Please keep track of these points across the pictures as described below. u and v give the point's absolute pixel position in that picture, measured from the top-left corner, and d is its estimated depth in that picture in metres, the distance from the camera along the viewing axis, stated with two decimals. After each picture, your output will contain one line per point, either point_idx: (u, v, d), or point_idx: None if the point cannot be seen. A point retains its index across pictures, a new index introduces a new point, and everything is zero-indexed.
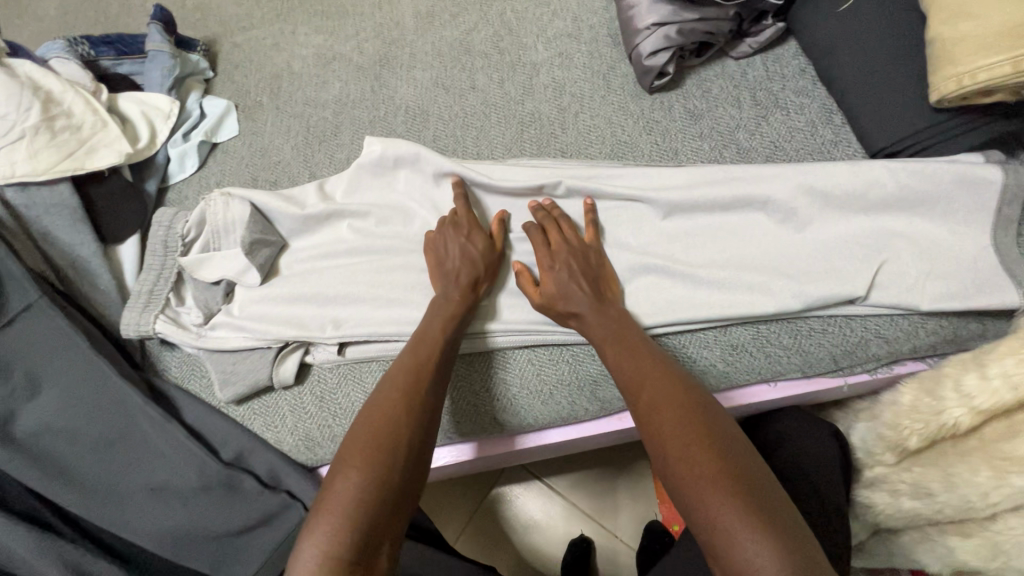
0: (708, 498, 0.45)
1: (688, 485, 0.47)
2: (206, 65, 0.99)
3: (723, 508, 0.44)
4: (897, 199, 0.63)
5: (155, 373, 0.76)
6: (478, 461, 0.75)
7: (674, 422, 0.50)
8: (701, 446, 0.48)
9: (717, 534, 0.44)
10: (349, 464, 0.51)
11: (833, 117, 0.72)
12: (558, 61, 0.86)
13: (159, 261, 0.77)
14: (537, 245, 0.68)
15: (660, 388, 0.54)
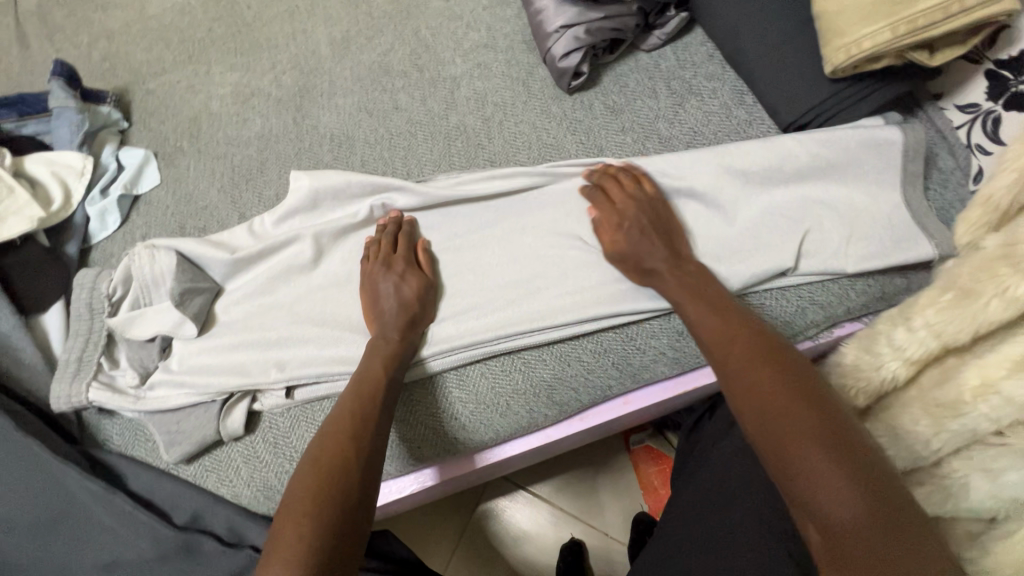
0: (806, 458, 0.44)
1: (778, 446, 0.46)
2: (120, 115, 0.95)
3: (829, 470, 0.43)
4: (811, 170, 0.66)
5: (96, 443, 0.72)
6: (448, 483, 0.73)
7: (773, 381, 0.50)
8: (806, 403, 0.48)
9: (807, 483, 0.44)
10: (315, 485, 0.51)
11: (744, 98, 0.75)
12: (477, 72, 0.86)
13: (85, 325, 0.73)
14: (599, 204, 0.68)
15: (746, 347, 0.53)
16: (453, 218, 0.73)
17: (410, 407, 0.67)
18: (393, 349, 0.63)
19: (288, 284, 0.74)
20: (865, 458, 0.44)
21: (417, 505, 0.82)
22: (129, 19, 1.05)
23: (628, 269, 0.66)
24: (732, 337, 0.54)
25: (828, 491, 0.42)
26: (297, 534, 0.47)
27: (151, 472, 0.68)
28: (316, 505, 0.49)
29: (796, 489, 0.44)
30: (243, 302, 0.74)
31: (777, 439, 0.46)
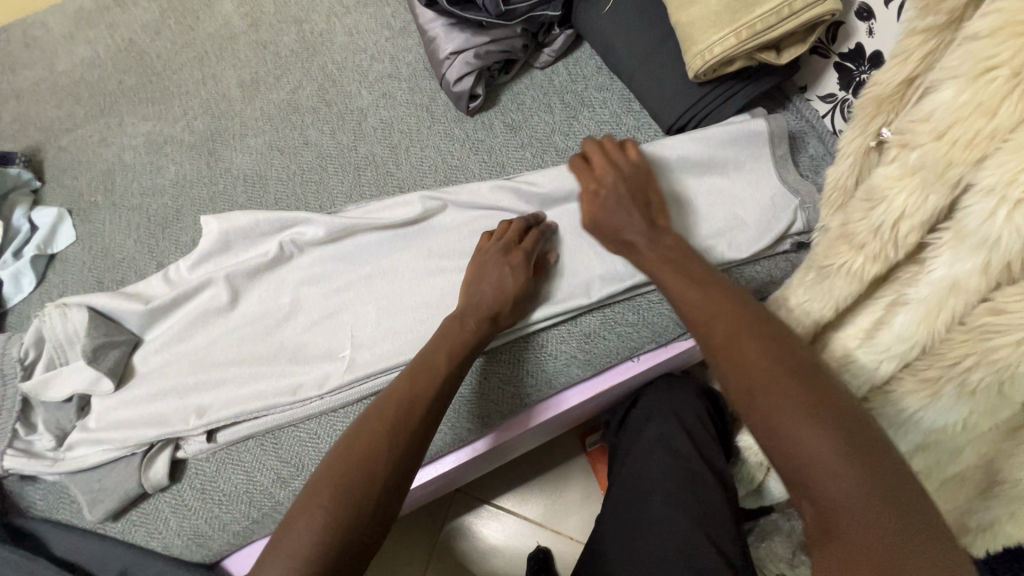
0: (802, 428, 0.42)
1: (774, 422, 0.43)
2: (31, 175, 0.94)
3: (824, 441, 0.41)
4: (689, 166, 0.69)
5: (19, 511, 0.70)
6: (459, 468, 0.74)
7: (755, 351, 0.47)
8: (782, 373, 0.45)
9: (806, 472, 0.41)
10: (329, 498, 0.49)
11: (631, 105, 0.79)
12: (383, 101, 0.88)
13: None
14: (583, 175, 0.68)
15: (721, 327, 0.49)
16: (364, 246, 0.76)
17: (479, 392, 0.67)
18: (456, 331, 0.63)
19: (207, 329, 0.74)
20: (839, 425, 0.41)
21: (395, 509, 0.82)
22: (36, 77, 1.04)
23: (606, 241, 0.64)
24: (708, 313, 0.51)
25: (822, 475, 0.40)
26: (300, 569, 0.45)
27: (77, 534, 0.68)
28: (334, 515, 0.48)
29: (802, 470, 0.41)
30: (158, 352, 0.74)
31: (773, 410, 0.43)
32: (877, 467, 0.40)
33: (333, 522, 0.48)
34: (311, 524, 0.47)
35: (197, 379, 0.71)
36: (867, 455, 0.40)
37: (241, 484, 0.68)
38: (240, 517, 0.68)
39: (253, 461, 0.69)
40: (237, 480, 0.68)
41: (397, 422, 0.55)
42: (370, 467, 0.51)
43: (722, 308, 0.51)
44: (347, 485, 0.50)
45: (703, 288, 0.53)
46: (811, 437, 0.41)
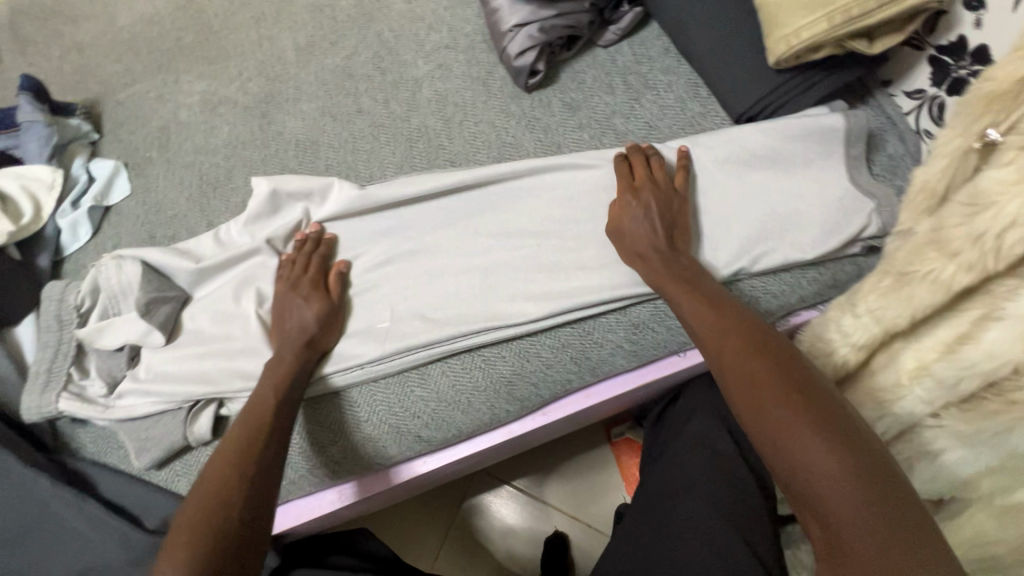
0: (797, 436, 0.45)
1: (775, 432, 0.46)
2: (90, 128, 0.96)
3: (821, 445, 0.44)
4: (759, 156, 0.67)
5: (70, 452, 0.73)
6: (376, 497, 0.75)
7: (757, 364, 0.50)
8: (780, 384, 0.48)
9: (804, 477, 0.43)
10: (193, 532, 0.51)
11: (699, 91, 0.75)
12: (439, 73, 0.87)
13: (54, 336, 0.73)
14: (623, 175, 0.68)
15: (735, 347, 0.52)
16: (411, 219, 0.75)
17: (402, 419, 0.68)
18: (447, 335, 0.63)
19: (252, 291, 0.74)
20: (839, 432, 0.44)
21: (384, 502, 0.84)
22: (98, 30, 1.06)
23: (622, 250, 0.67)
24: (721, 328, 0.55)
25: (821, 478, 0.43)
26: (172, 569, 0.48)
27: (123, 478, 0.70)
28: (190, 548, 0.50)
29: (799, 476, 0.44)
30: (205, 311, 0.75)
31: (774, 421, 0.46)
32: (874, 470, 0.42)
33: (192, 530, 0.51)
34: (188, 528, 0.51)
35: (243, 340, 0.72)
36: (858, 457, 0.43)
37: None
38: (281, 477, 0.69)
39: None
40: None
41: (249, 446, 0.58)
42: (229, 484, 0.55)
43: (736, 325, 0.55)
44: (205, 518, 0.52)
45: (721, 307, 0.57)
46: (808, 443, 0.44)
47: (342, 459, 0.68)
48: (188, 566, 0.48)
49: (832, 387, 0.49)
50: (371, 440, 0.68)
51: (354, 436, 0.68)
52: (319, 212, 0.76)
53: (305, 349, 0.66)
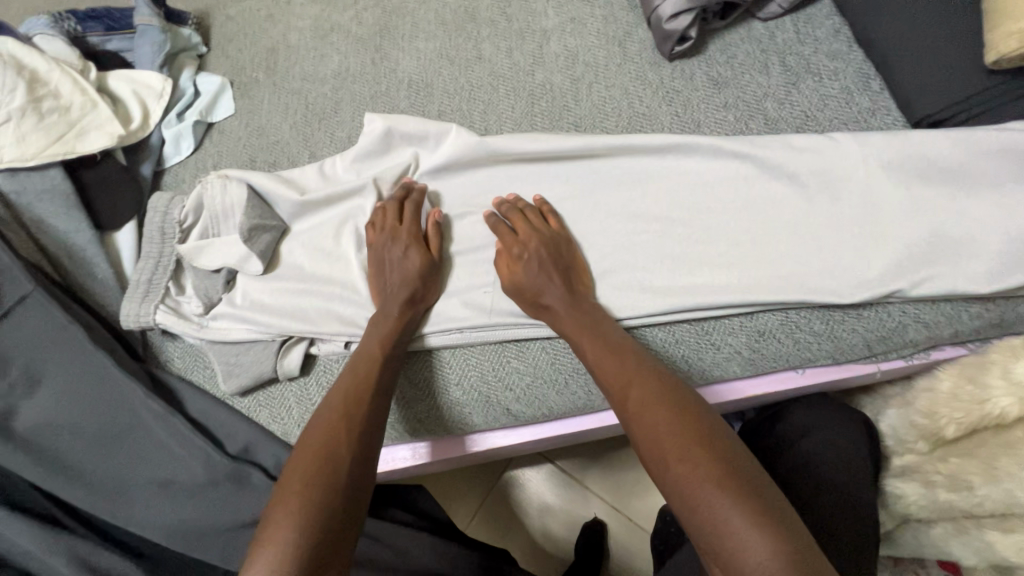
0: (708, 499, 0.43)
1: (687, 491, 0.45)
2: (199, 40, 0.94)
3: (731, 516, 0.42)
4: (941, 168, 0.59)
5: (158, 364, 0.74)
6: (442, 462, 0.73)
7: (666, 421, 0.49)
8: (697, 443, 0.47)
9: (723, 541, 0.42)
10: (298, 487, 0.50)
11: (870, 83, 0.67)
12: (570, 27, 0.80)
13: (156, 248, 0.73)
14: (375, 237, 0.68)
15: (650, 402, 0.51)
16: (524, 180, 0.69)
17: (484, 394, 0.65)
18: (564, 319, 0.60)
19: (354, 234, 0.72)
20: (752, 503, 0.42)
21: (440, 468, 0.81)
22: None
23: (524, 301, 0.63)
24: (623, 377, 0.54)
25: (740, 547, 0.41)
26: (290, 527, 0.47)
27: (208, 400, 0.70)
28: (302, 503, 0.48)
29: (719, 538, 0.42)
30: (303, 246, 0.72)
31: (685, 480, 0.45)
32: (798, 550, 0.40)
33: (303, 503, 0.48)
34: (295, 500, 0.49)
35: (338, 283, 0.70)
36: (780, 532, 0.41)
37: None
38: None
39: None
40: None
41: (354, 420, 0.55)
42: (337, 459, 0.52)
43: (639, 374, 0.54)
44: (314, 472, 0.51)
45: (621, 355, 0.56)
46: (719, 510, 0.43)
47: (428, 418, 0.66)
48: (300, 536, 0.46)
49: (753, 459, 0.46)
50: (456, 406, 0.66)
51: (443, 396, 0.66)
52: (429, 160, 0.72)
53: (405, 306, 0.64)
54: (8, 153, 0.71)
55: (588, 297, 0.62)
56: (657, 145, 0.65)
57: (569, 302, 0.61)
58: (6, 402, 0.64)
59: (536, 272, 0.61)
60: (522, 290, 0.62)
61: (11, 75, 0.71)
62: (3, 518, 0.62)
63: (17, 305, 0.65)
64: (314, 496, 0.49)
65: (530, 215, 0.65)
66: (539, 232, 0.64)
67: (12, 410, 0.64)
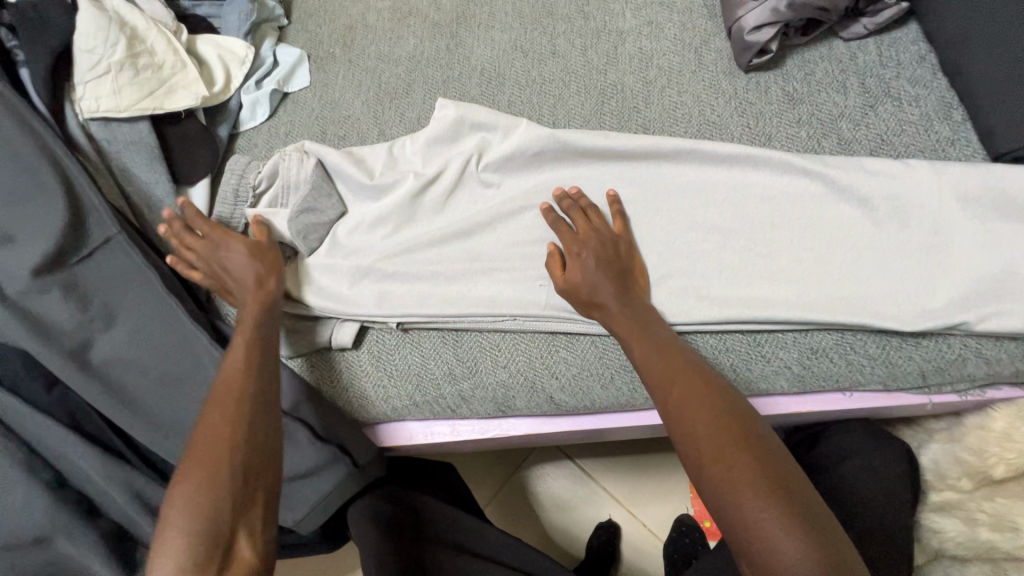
0: (747, 504, 0.44)
1: (725, 496, 0.45)
2: (282, 12, 0.97)
3: (771, 522, 0.42)
4: (1018, 206, 0.58)
5: (219, 317, 0.77)
6: (461, 443, 0.76)
7: (707, 426, 0.49)
8: (739, 450, 0.46)
9: (757, 546, 0.42)
10: (179, 493, 0.52)
11: (951, 112, 0.66)
12: (647, 30, 0.81)
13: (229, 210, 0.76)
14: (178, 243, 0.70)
15: (685, 399, 0.51)
16: (589, 177, 0.70)
17: (497, 386, 0.68)
18: (609, 318, 0.60)
19: (411, 216, 0.73)
20: (794, 512, 0.43)
21: (460, 449, 0.84)
22: None
23: (575, 300, 0.63)
24: (666, 377, 0.54)
25: (776, 552, 0.41)
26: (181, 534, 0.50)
27: None
28: (195, 511, 0.51)
29: (754, 543, 0.43)
30: (361, 219, 0.73)
31: (723, 484, 0.45)
32: (834, 557, 0.41)
33: (187, 511, 0.51)
34: (193, 487, 0.52)
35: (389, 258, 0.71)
36: (810, 531, 0.42)
37: (414, 365, 0.70)
38: (405, 396, 0.70)
39: (429, 350, 0.70)
40: (411, 361, 0.70)
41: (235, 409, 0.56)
42: (222, 444, 0.54)
43: (683, 376, 0.53)
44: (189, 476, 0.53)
45: (668, 356, 0.55)
46: (757, 516, 0.43)
47: (472, 395, 0.68)
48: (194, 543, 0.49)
49: (786, 457, 0.47)
50: (468, 396, 0.69)
51: (487, 378, 0.68)
52: (497, 149, 0.72)
53: (258, 291, 0.66)
54: (104, 103, 0.75)
55: (639, 297, 0.62)
56: (728, 152, 0.65)
57: (622, 303, 0.60)
58: (83, 335, 0.66)
59: (592, 268, 0.62)
60: (575, 289, 0.62)
61: (114, 29, 0.75)
62: (69, 441, 0.66)
63: (102, 246, 0.68)
64: (203, 501, 0.51)
65: (593, 216, 0.66)
66: (597, 240, 0.64)
67: (89, 342, 0.67)
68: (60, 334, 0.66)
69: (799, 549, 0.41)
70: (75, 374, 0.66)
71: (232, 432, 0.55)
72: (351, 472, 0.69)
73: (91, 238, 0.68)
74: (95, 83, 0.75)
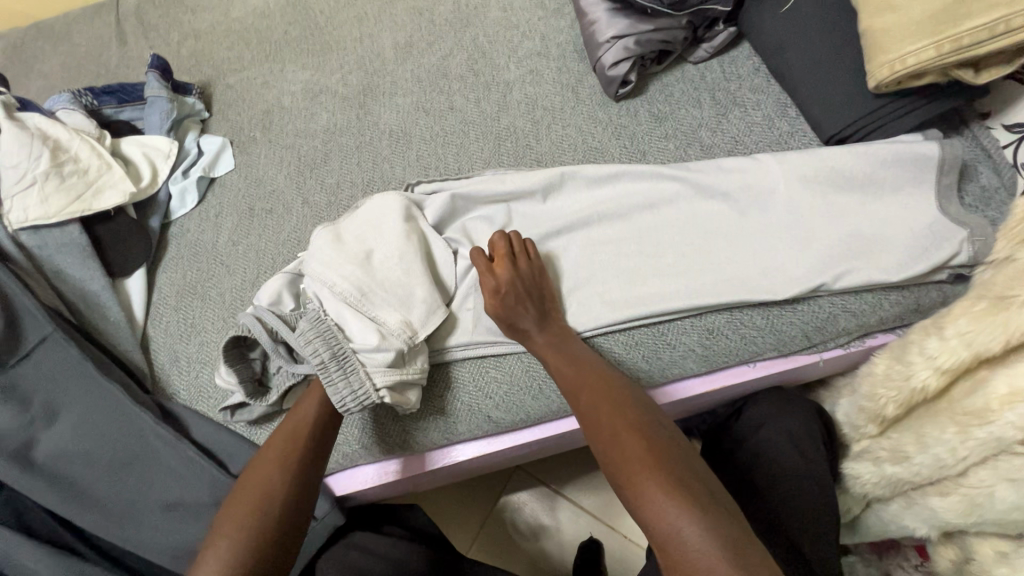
0: (640, 480, 0.50)
1: (624, 473, 0.51)
2: (202, 106, 1.03)
3: (654, 489, 0.48)
4: (847, 178, 0.68)
5: (166, 396, 0.80)
6: (419, 478, 0.77)
7: (611, 417, 0.55)
8: (634, 434, 0.53)
9: (648, 515, 0.48)
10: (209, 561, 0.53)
11: (787, 110, 0.78)
12: (529, 78, 0.91)
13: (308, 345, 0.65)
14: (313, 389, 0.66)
15: (591, 397, 0.58)
16: (492, 217, 0.76)
17: (447, 415, 0.72)
18: (528, 343, 0.66)
19: (387, 291, 0.69)
20: (674, 476, 0.49)
21: (422, 487, 0.85)
22: (213, 20, 1.13)
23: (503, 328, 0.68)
24: (577, 381, 0.60)
25: (660, 513, 0.47)
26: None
27: (209, 425, 0.74)
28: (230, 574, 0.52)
29: (645, 511, 0.48)
30: (316, 284, 0.69)
31: (621, 464, 0.52)
32: (715, 511, 0.47)
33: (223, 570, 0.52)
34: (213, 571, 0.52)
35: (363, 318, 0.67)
36: (690, 491, 0.48)
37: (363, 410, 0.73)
38: (353, 441, 0.72)
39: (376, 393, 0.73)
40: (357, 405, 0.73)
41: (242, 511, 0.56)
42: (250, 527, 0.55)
43: (589, 378, 0.60)
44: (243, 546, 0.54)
45: (580, 364, 0.62)
46: (647, 485, 0.49)
47: (415, 436, 0.72)
48: None
49: (677, 436, 0.54)
50: (420, 431, 0.72)
51: (432, 408, 0.72)
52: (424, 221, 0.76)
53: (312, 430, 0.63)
54: (32, 213, 0.79)
55: (557, 319, 0.68)
56: (605, 172, 0.74)
57: (539, 325, 0.67)
58: (26, 433, 0.68)
59: (513, 301, 0.66)
60: (500, 316, 0.66)
61: (37, 144, 0.80)
62: (16, 543, 0.66)
63: (38, 345, 0.71)
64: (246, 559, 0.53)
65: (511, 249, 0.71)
66: (515, 267, 0.69)
67: (33, 440, 0.69)
68: (3, 438, 0.67)
69: (677, 507, 0.47)
70: (20, 474, 0.67)
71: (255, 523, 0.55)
72: (311, 525, 0.70)
73: (26, 339, 0.71)
74: (22, 195, 0.79)
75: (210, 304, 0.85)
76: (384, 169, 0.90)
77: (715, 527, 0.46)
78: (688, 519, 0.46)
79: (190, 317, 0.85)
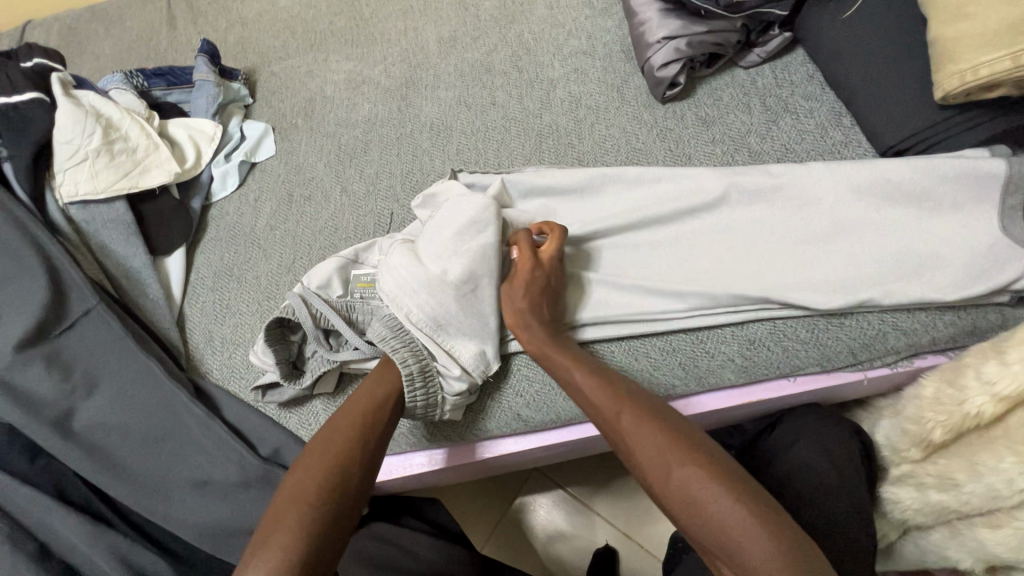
0: (704, 492, 0.48)
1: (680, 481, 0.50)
2: (247, 92, 1.04)
3: (715, 498, 0.47)
4: (905, 192, 0.66)
5: (199, 374, 0.81)
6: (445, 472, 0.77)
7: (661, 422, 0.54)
8: (687, 440, 0.52)
9: (714, 528, 0.46)
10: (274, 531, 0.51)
11: (841, 119, 0.76)
12: (574, 76, 0.90)
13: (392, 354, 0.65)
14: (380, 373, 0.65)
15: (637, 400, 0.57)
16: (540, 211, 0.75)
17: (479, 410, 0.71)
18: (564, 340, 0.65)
19: (463, 320, 0.67)
20: (735, 485, 0.48)
21: (444, 482, 0.85)
22: (261, 8, 1.15)
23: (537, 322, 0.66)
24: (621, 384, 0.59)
25: (722, 523, 0.46)
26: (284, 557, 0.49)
27: (241, 406, 0.75)
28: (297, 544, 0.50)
29: (705, 519, 0.47)
30: (395, 303, 0.67)
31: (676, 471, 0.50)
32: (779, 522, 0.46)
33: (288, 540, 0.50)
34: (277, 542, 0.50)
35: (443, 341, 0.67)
36: (753, 501, 0.47)
37: None
38: None
39: None
40: None
41: (333, 488, 0.54)
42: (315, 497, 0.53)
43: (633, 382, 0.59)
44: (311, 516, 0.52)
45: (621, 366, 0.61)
46: (706, 493, 0.48)
47: (440, 428, 0.72)
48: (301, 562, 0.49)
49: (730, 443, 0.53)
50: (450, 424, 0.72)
51: None
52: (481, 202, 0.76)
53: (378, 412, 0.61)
54: (83, 188, 0.81)
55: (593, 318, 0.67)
56: (649, 174, 0.73)
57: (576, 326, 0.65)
58: (66, 403, 0.70)
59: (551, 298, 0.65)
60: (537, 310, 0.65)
61: (90, 121, 0.82)
62: (50, 509, 0.67)
63: (82, 317, 0.72)
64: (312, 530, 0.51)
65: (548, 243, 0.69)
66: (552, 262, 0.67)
67: (72, 410, 0.70)
68: (44, 405, 0.69)
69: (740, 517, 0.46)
70: (59, 442, 0.68)
71: (327, 490, 0.54)
72: None
73: (71, 310, 0.72)
74: (73, 170, 0.81)
75: (246, 286, 0.86)
76: (424, 162, 0.90)
77: (781, 539, 0.44)
78: (757, 530, 0.45)
79: (226, 298, 0.86)
